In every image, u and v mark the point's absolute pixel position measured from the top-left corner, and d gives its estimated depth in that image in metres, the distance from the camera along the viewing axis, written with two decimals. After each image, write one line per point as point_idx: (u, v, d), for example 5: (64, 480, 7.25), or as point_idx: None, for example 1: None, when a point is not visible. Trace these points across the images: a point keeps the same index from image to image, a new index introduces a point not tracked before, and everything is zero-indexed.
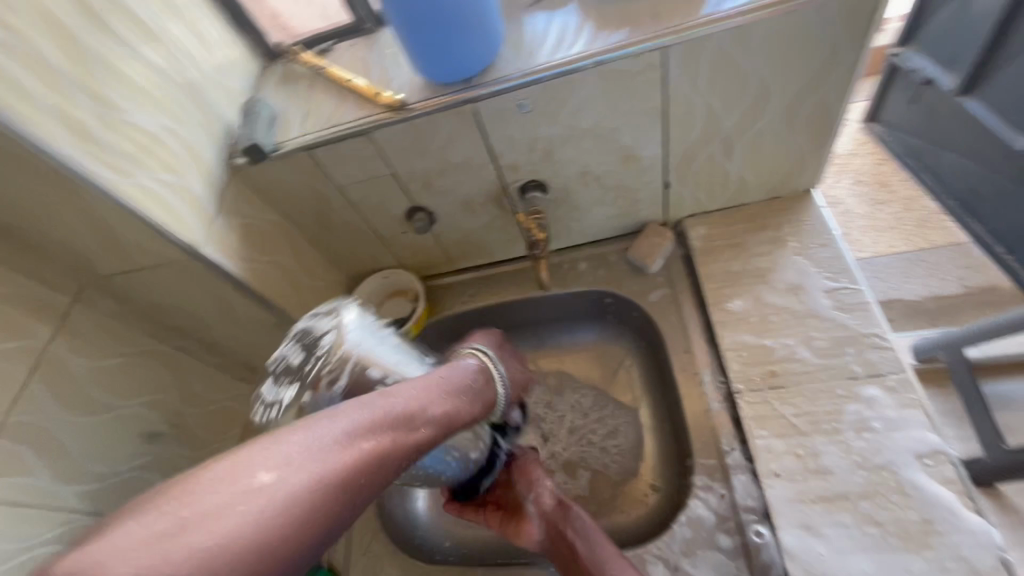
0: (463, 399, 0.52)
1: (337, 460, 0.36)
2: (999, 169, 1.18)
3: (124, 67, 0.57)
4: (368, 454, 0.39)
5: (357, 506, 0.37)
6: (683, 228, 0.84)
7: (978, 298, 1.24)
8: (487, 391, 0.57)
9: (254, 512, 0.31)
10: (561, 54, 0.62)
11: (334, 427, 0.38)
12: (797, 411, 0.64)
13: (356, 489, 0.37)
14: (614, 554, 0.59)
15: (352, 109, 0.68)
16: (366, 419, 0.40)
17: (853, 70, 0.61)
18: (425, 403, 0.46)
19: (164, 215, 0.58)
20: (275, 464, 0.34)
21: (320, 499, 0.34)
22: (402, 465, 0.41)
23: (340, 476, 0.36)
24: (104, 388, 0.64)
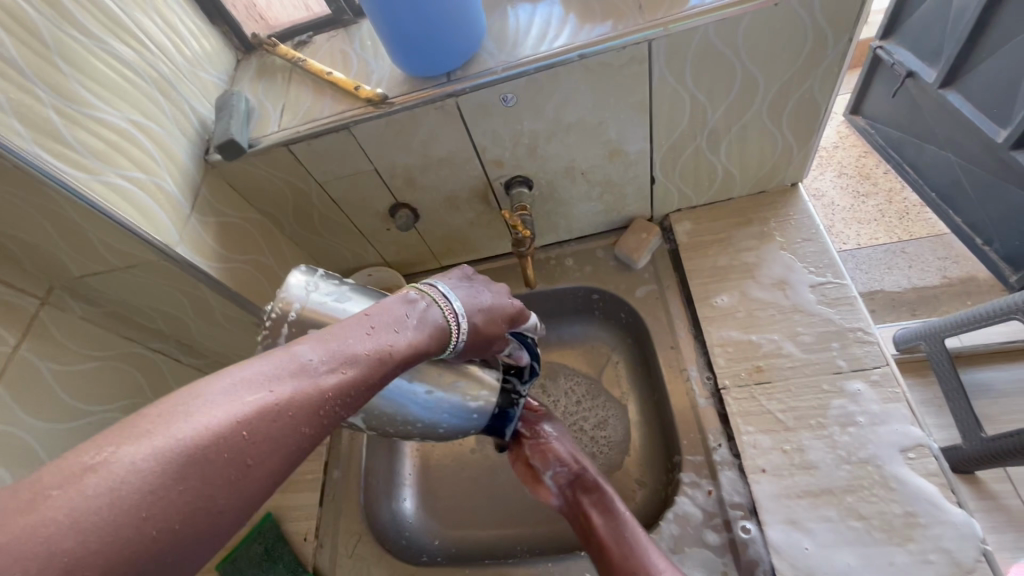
0: (404, 330, 0.42)
1: (214, 421, 0.29)
2: (980, 161, 1.19)
3: (90, 60, 0.54)
4: (256, 408, 0.31)
5: (253, 467, 0.30)
6: (669, 223, 0.83)
7: (957, 289, 1.26)
8: (431, 317, 0.45)
9: (81, 495, 0.24)
10: (545, 47, 0.60)
11: (211, 386, 0.31)
12: (782, 406, 0.64)
13: (238, 450, 0.29)
14: (633, 527, 0.58)
15: (330, 103, 0.66)
16: (252, 372, 0.32)
17: (838, 64, 0.61)
18: (346, 343, 0.38)
19: (135, 214, 0.56)
20: (121, 438, 0.27)
21: (192, 469, 0.27)
22: (310, 417, 0.33)
23: (210, 438, 0.28)
24: (77, 393, 0.62)
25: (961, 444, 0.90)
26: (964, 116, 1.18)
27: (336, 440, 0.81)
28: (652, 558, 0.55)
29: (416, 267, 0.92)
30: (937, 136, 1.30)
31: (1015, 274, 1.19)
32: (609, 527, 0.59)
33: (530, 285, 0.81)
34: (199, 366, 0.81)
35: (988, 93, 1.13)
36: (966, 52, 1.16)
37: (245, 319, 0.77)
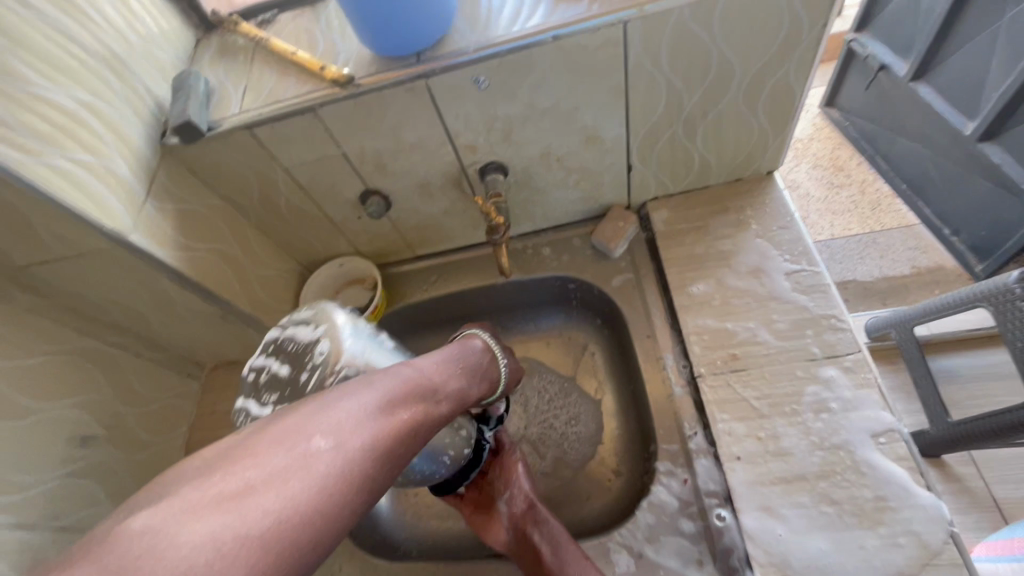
0: (475, 378, 0.53)
1: (381, 428, 0.36)
2: (949, 151, 1.23)
3: (29, 33, 0.50)
4: (403, 423, 0.39)
5: (397, 472, 0.37)
6: (646, 211, 0.82)
7: (925, 278, 1.29)
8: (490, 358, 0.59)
9: (307, 476, 0.31)
10: (518, 28, 0.58)
11: (372, 397, 0.38)
12: (757, 393, 0.64)
13: (394, 454, 0.37)
14: (574, 556, 0.59)
15: (295, 84, 0.63)
16: (396, 390, 0.40)
17: (813, 50, 0.61)
18: (446, 378, 0.47)
19: (83, 199, 0.52)
20: (320, 429, 0.34)
21: (369, 466, 0.34)
22: (425, 436, 0.41)
23: (381, 443, 0.36)
24: (25, 390, 0.59)
25: (928, 429, 0.91)
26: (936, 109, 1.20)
27: None
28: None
29: (389, 256, 0.89)
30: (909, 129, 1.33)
31: (980, 265, 1.23)
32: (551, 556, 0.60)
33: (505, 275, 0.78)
34: (162, 360, 0.78)
35: (958, 87, 1.16)
36: (937, 43, 1.18)
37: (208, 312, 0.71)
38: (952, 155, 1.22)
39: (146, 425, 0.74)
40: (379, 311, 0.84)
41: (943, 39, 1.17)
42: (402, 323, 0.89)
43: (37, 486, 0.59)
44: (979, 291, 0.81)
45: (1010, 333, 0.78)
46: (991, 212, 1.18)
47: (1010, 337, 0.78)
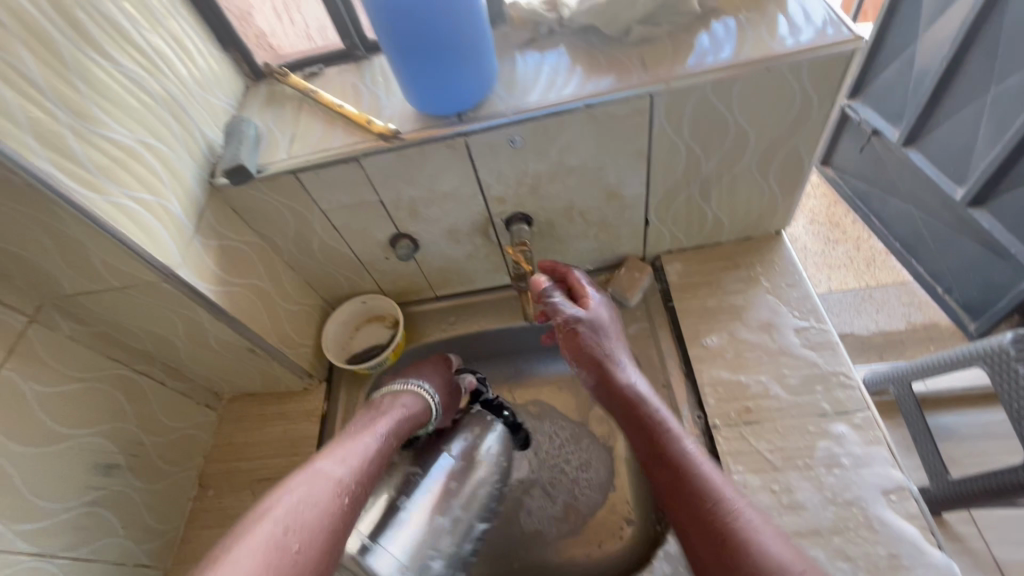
0: (385, 427, 0.66)
1: (296, 519, 0.52)
2: (940, 215, 1.30)
3: (106, 82, 0.55)
4: (316, 503, 0.54)
5: (329, 547, 0.52)
6: (660, 264, 0.86)
7: (919, 334, 1.33)
8: (406, 400, 0.71)
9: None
10: (554, 95, 0.63)
11: (279, 511, 0.53)
12: (771, 446, 0.66)
13: (311, 532, 0.52)
14: (709, 467, 0.57)
15: (341, 135, 0.67)
16: (297, 493, 0.55)
17: (822, 125, 0.66)
18: (352, 454, 0.61)
19: (140, 235, 0.55)
20: (231, 554, 0.49)
21: (300, 552, 0.50)
22: (349, 495, 0.57)
23: (296, 535, 0.51)
24: (58, 417, 0.61)
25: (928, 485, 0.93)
26: (927, 175, 1.28)
27: None
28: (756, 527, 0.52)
29: (411, 295, 0.92)
30: (900, 191, 1.40)
31: (973, 324, 1.29)
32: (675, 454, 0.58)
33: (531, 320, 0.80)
34: (184, 390, 0.80)
35: (947, 155, 1.25)
36: (926, 113, 1.27)
37: (237, 345, 0.73)
38: (943, 218, 1.29)
39: (165, 455, 0.75)
40: (398, 349, 0.86)
41: (930, 111, 1.26)
42: (419, 361, 0.91)
43: (59, 514, 0.60)
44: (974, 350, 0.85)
45: (1004, 394, 0.82)
46: (979, 274, 1.25)
47: (1005, 397, 0.81)
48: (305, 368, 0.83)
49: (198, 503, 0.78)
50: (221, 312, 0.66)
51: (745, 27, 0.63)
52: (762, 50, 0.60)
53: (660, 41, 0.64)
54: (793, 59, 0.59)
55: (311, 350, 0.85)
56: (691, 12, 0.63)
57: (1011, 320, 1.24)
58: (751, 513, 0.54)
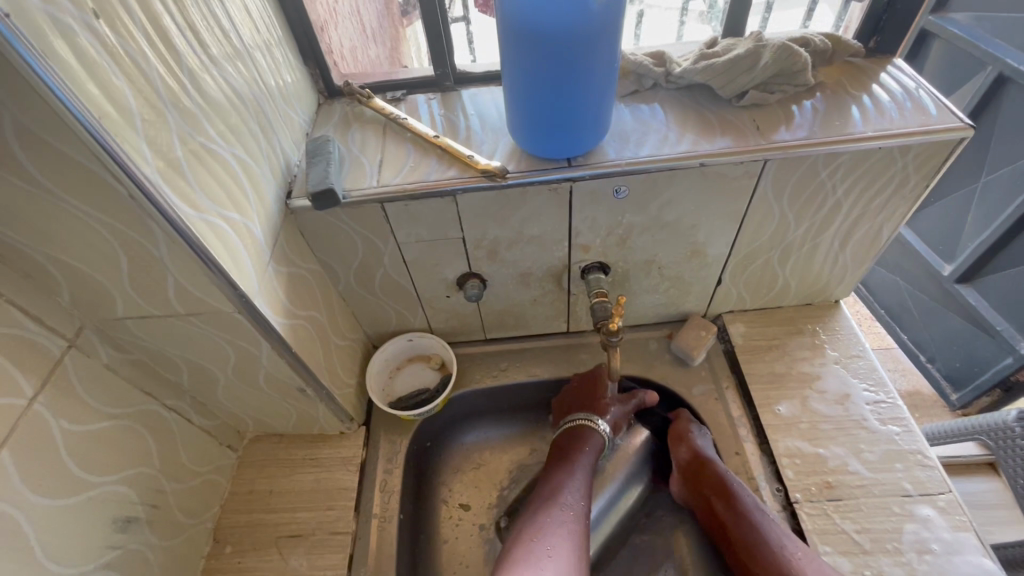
0: (579, 463, 0.71)
1: (558, 549, 0.61)
2: (927, 288, 1.37)
3: (211, 87, 0.49)
4: (567, 516, 0.65)
5: (586, 517, 0.67)
6: (722, 323, 0.85)
7: (908, 401, 1.39)
8: (595, 442, 0.73)
9: (549, 554, 0.60)
10: (668, 150, 0.61)
11: (550, 553, 0.61)
12: (857, 527, 0.64)
13: (557, 521, 0.64)
14: (762, 524, 0.63)
15: (437, 167, 0.63)
16: (545, 544, 0.62)
17: (913, 203, 0.67)
18: (570, 508, 0.66)
19: (227, 258, 0.48)
20: (525, 558, 0.60)
21: (573, 558, 0.61)
22: (567, 508, 0.66)
23: (567, 524, 0.64)
24: (84, 461, 0.51)
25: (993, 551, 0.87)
26: (919, 250, 1.38)
27: (363, 530, 0.71)
28: (765, 523, 0.63)
29: (459, 335, 0.86)
30: (889, 262, 1.49)
31: (956, 394, 1.33)
32: (747, 539, 0.63)
33: (612, 379, 0.74)
34: (210, 429, 0.70)
35: (937, 234, 1.35)
36: None
37: (287, 385, 0.65)
38: (927, 290, 1.37)
39: (184, 505, 0.65)
40: (448, 396, 0.80)
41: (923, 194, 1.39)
42: (463, 407, 0.85)
43: None
44: (984, 424, 0.94)
45: (1009, 466, 0.90)
46: (965, 348, 1.30)
47: (1010, 472, 0.89)
48: (347, 411, 0.75)
49: (213, 562, 0.68)
50: (286, 346, 0.59)
51: (853, 103, 0.64)
52: (875, 128, 0.61)
53: (770, 107, 0.64)
54: (904, 141, 0.60)
55: (353, 390, 0.77)
56: (804, 83, 0.64)
57: (991, 396, 1.26)
58: (783, 535, 0.63)
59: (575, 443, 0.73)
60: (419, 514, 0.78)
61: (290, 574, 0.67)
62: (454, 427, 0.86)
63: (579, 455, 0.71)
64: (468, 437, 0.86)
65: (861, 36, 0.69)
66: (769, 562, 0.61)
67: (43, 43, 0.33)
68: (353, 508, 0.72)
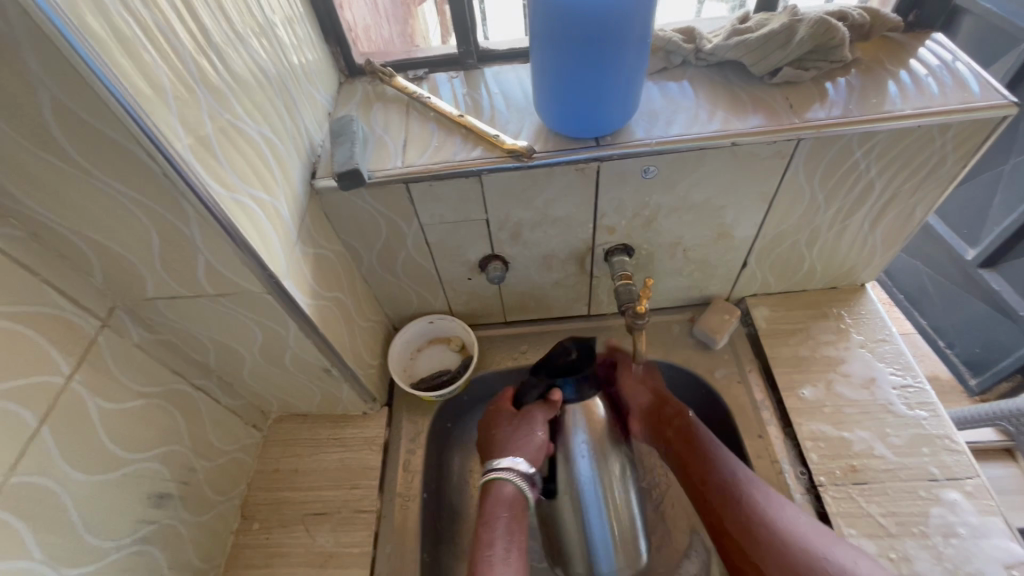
0: (494, 548, 0.61)
1: None
2: (950, 273, 1.35)
3: (239, 65, 0.49)
4: None
5: None
6: (745, 307, 0.84)
7: None
8: (507, 502, 0.65)
9: None
10: (698, 128, 0.60)
11: None
12: (883, 510, 0.64)
13: None
14: (721, 460, 0.66)
15: (462, 146, 0.62)
16: None
17: (949, 183, 0.65)
18: None
19: (257, 238, 0.48)
20: None
21: None
22: None
23: None
24: (118, 437, 0.52)
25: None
26: (942, 234, 1.35)
27: (387, 508, 0.71)
28: (724, 462, 0.66)
29: (480, 318, 0.86)
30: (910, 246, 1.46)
31: (974, 379, 1.30)
32: (705, 475, 0.65)
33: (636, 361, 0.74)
34: (236, 409, 0.71)
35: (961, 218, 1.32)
36: None
37: (312, 366, 0.66)
38: (950, 275, 1.35)
39: (213, 482, 0.66)
40: (469, 377, 0.80)
41: None
42: (484, 389, 0.85)
43: (111, 553, 0.52)
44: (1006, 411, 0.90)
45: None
46: (986, 333, 1.27)
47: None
48: (371, 391, 0.75)
49: (241, 537, 0.70)
50: (312, 327, 0.59)
51: (890, 80, 0.62)
52: (914, 105, 0.59)
53: (804, 84, 0.62)
54: (944, 119, 0.58)
55: (375, 371, 0.78)
56: (840, 59, 0.62)
57: (1012, 381, 1.23)
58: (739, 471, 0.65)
59: (491, 513, 0.64)
60: (442, 495, 0.79)
61: (317, 551, 0.68)
62: (474, 409, 0.86)
63: (501, 522, 0.63)
64: None
65: (899, 10, 0.67)
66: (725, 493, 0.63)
67: (80, 19, 0.33)
68: (377, 486, 0.73)
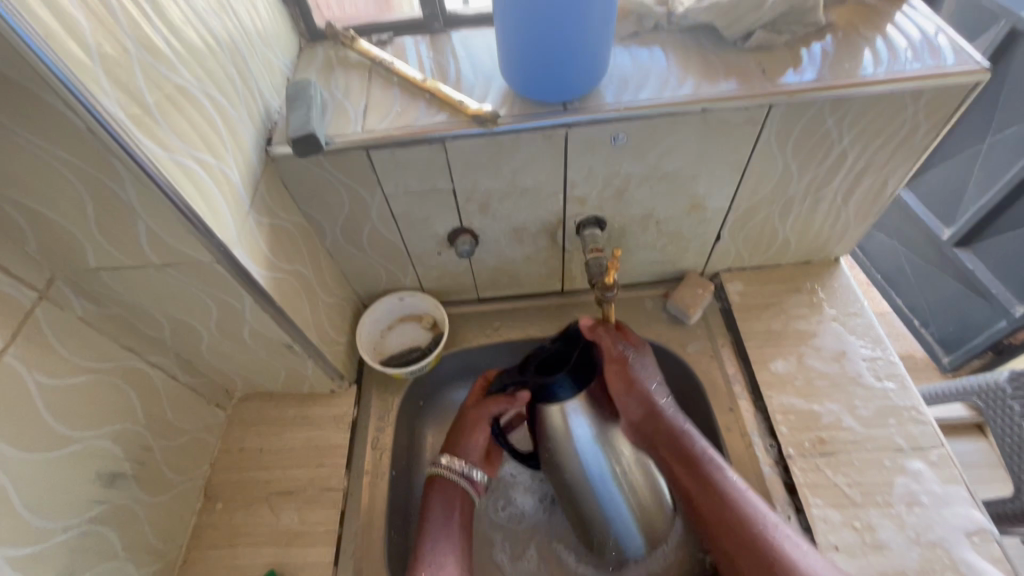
0: (444, 536, 0.65)
1: None
2: (925, 251, 1.36)
3: (178, 17, 0.46)
4: None
5: None
6: (720, 281, 0.83)
7: None
8: (450, 493, 0.69)
9: None
10: (669, 94, 0.58)
11: None
12: (849, 481, 0.64)
13: None
14: (723, 484, 0.61)
15: (425, 112, 0.60)
16: None
17: (921, 153, 0.65)
18: None
19: (201, 203, 0.46)
20: None
21: None
22: None
23: None
24: (62, 415, 0.50)
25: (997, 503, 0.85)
26: (918, 212, 1.36)
27: (354, 486, 0.70)
28: (729, 486, 0.61)
29: (452, 294, 0.84)
30: (887, 225, 1.47)
31: (947, 356, 1.33)
32: (711, 506, 0.61)
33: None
34: (196, 387, 0.69)
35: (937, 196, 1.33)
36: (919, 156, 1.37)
37: (273, 341, 0.63)
38: (925, 253, 1.36)
39: (172, 461, 0.64)
40: (440, 354, 0.79)
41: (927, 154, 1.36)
42: (456, 367, 0.84)
43: (58, 534, 0.50)
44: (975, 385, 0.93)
45: (996, 427, 0.90)
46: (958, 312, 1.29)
47: (999, 432, 0.89)
48: (337, 369, 0.74)
49: (204, 517, 0.68)
50: (269, 300, 0.57)
51: (865, 46, 0.60)
52: (888, 71, 0.58)
53: (778, 49, 0.61)
54: (917, 85, 0.57)
55: (343, 348, 0.76)
56: (814, 23, 0.60)
57: (983, 358, 1.26)
58: (745, 495, 0.61)
59: (435, 507, 0.68)
60: (411, 474, 0.78)
61: (282, 530, 0.67)
62: (446, 387, 0.85)
63: (449, 513, 0.67)
64: (461, 397, 0.86)
65: None
66: (733, 525, 0.59)
67: None
68: (345, 464, 0.71)
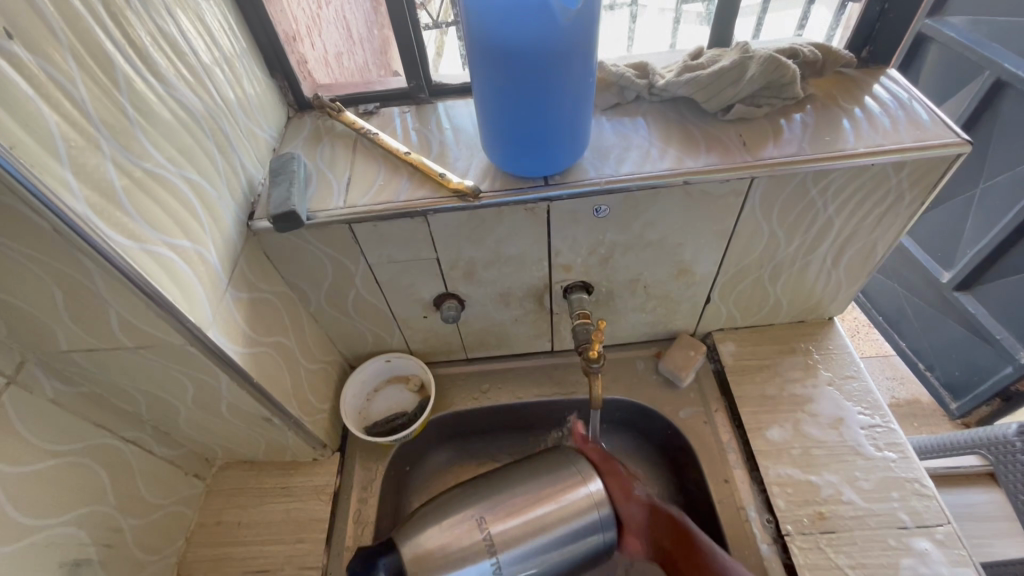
0: None
1: None
2: (926, 295, 1.34)
3: (158, 107, 0.46)
4: None
5: None
6: (712, 342, 0.81)
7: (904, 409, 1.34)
8: None
9: None
10: (650, 167, 0.58)
11: None
12: (851, 562, 0.61)
13: None
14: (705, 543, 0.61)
15: (408, 186, 0.60)
16: None
17: (907, 220, 0.64)
18: None
19: (174, 289, 0.45)
20: None
21: None
22: None
23: None
24: (26, 504, 0.48)
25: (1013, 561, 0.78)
26: (918, 257, 1.34)
27: (334, 564, 0.67)
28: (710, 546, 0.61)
29: (440, 355, 0.83)
30: (887, 268, 1.46)
31: (955, 403, 1.28)
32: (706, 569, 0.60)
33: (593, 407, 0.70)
34: (173, 459, 0.67)
35: (935, 241, 1.32)
36: None
37: (252, 415, 0.62)
38: (926, 297, 1.34)
39: (144, 540, 0.62)
40: (426, 420, 0.77)
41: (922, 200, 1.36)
42: (443, 430, 0.82)
43: None
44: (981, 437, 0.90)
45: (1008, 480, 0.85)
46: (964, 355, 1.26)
47: (1010, 486, 0.85)
48: (319, 438, 0.72)
49: None
50: (247, 378, 0.56)
51: (843, 116, 0.61)
52: (868, 144, 0.58)
53: (758, 120, 0.61)
54: (898, 157, 0.57)
55: (326, 415, 0.74)
56: (793, 96, 0.61)
57: (991, 405, 1.21)
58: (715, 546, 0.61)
59: None
60: None
61: None
62: (434, 452, 0.83)
63: None
64: (449, 461, 0.83)
65: (852, 45, 0.66)
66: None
67: None
68: (325, 540, 0.69)
